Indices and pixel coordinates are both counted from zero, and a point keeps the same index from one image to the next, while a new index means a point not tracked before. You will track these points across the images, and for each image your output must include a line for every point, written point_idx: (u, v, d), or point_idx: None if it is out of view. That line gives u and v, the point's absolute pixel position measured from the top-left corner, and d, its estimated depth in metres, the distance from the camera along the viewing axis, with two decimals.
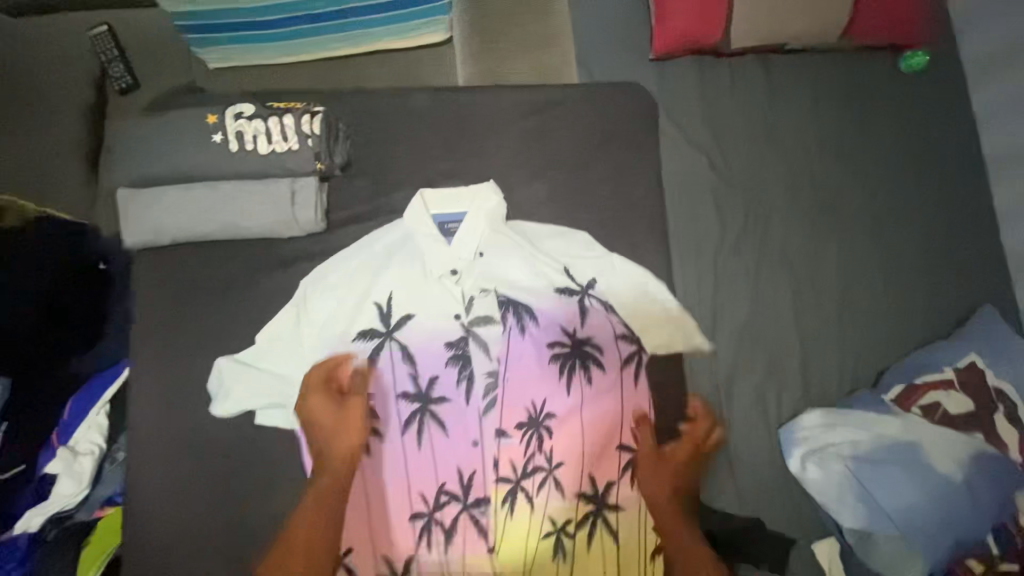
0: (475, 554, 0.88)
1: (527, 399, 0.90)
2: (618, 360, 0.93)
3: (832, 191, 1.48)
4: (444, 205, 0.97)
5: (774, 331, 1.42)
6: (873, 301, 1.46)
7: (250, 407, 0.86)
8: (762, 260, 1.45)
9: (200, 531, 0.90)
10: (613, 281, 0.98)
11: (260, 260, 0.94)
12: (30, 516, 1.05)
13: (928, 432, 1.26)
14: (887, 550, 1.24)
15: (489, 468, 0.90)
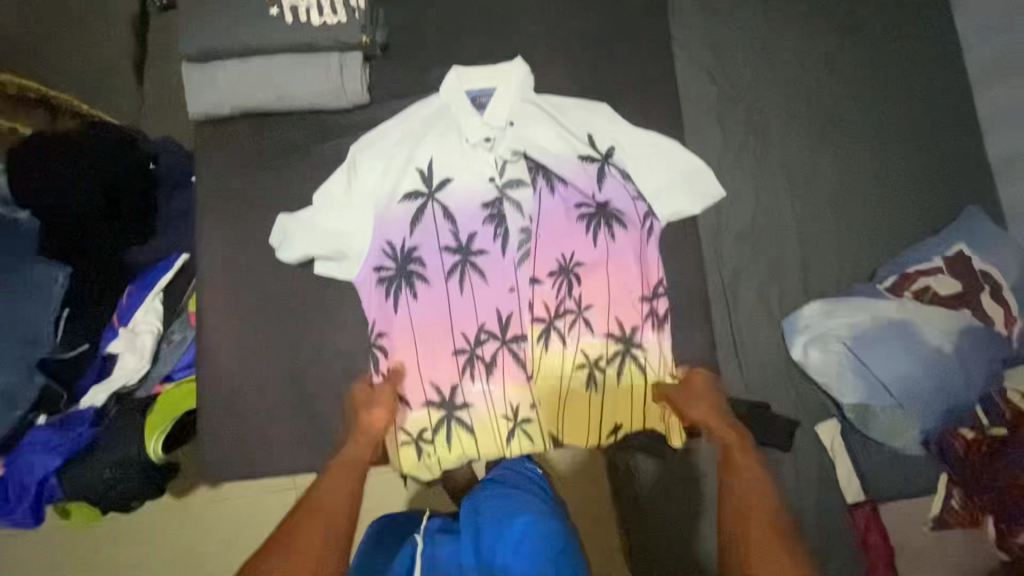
0: (514, 382, 1.01)
1: (558, 251, 1.03)
2: (636, 219, 1.05)
3: (829, 104, 1.40)
4: (474, 77, 1.04)
5: (775, 231, 1.36)
6: (867, 205, 1.38)
7: (313, 252, 0.97)
8: (763, 168, 1.38)
9: (267, 370, 1.00)
10: (633, 151, 1.06)
11: (308, 129, 1.02)
12: (95, 391, 1.14)
13: (922, 312, 1.29)
14: (883, 422, 1.27)
15: (526, 312, 1.02)
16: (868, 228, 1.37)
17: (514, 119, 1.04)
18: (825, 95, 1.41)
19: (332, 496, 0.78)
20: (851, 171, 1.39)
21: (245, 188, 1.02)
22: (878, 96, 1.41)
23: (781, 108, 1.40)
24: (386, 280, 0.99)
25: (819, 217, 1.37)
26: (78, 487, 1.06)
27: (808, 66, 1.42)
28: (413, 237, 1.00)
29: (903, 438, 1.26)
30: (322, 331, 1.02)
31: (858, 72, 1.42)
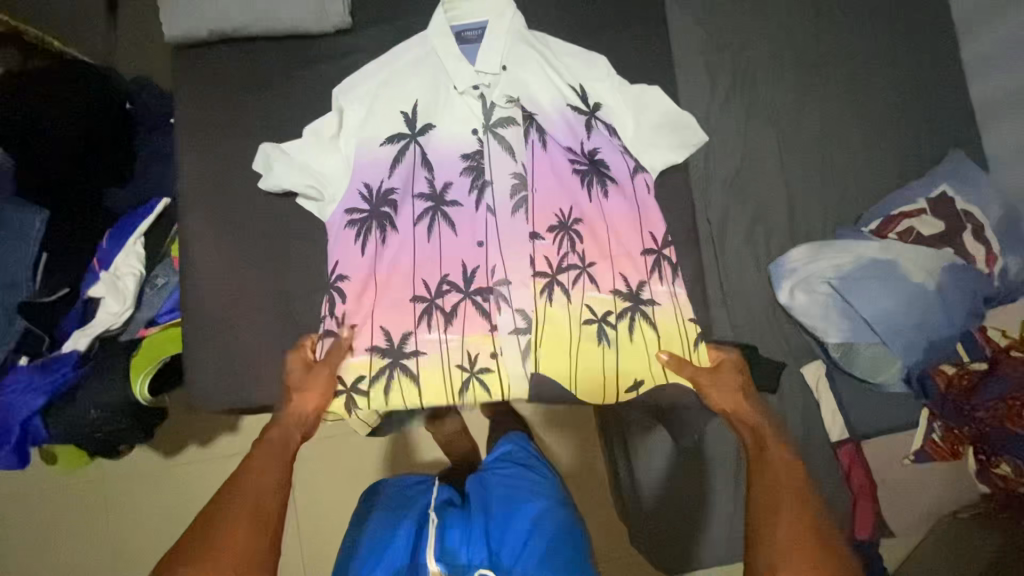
0: (474, 333, 0.93)
1: (555, 205, 0.95)
2: (625, 175, 0.97)
3: (816, 49, 1.40)
4: (462, 11, 0.96)
5: (762, 179, 1.36)
6: (855, 151, 1.38)
7: (293, 182, 0.90)
8: (751, 115, 1.37)
9: (238, 312, 0.95)
10: (631, 99, 0.97)
11: (288, 59, 0.97)
12: (77, 335, 1.10)
13: (906, 251, 1.29)
14: (866, 358, 1.28)
15: (511, 266, 0.95)
16: (852, 172, 1.38)
17: (507, 63, 0.96)
18: (812, 41, 1.40)
19: (254, 482, 0.74)
20: (837, 116, 1.39)
21: (227, 116, 0.97)
22: (867, 41, 1.40)
23: (769, 54, 1.39)
24: (357, 222, 0.93)
25: (804, 163, 1.37)
26: (62, 427, 1.04)
27: (796, 11, 1.41)
28: (391, 180, 0.94)
29: (884, 374, 1.27)
30: (308, 265, 0.96)
31: (845, 18, 1.41)
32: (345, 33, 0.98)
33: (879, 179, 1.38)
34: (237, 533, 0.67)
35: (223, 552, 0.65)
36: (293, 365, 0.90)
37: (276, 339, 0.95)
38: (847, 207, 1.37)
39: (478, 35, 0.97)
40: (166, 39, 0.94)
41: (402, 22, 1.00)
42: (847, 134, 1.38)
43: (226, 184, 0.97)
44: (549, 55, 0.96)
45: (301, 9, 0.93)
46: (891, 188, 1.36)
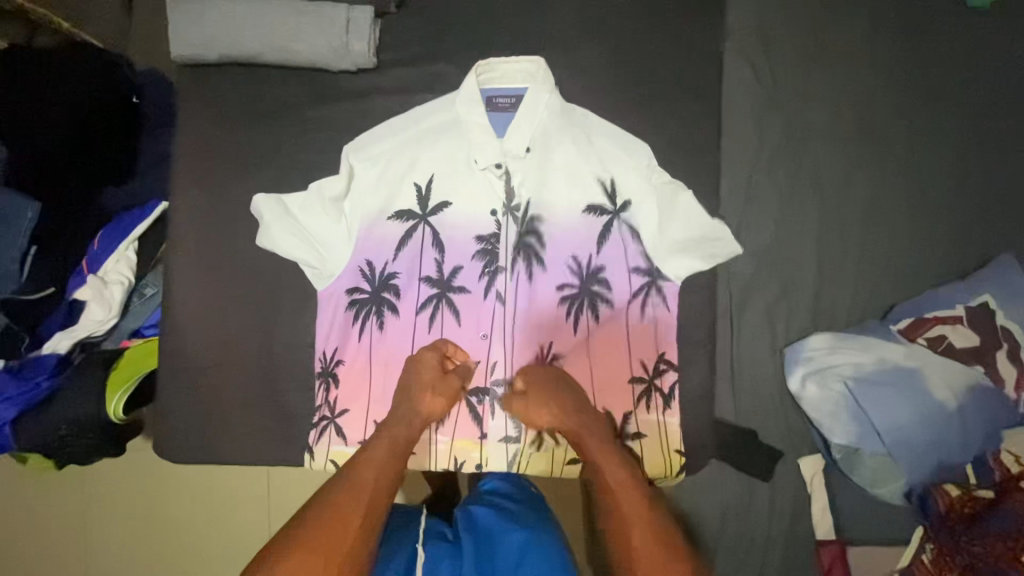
0: (464, 438, 0.88)
1: (546, 337, 0.89)
2: (628, 293, 0.90)
3: (883, 126, 1.25)
4: (494, 77, 0.90)
5: (797, 261, 1.24)
6: (908, 245, 1.24)
7: (284, 250, 0.84)
8: (798, 190, 1.25)
9: (220, 356, 0.88)
10: (662, 205, 0.89)
11: (304, 92, 0.89)
12: (58, 337, 1.06)
13: (930, 361, 1.12)
14: (867, 468, 1.12)
15: (514, 367, 0.89)
16: (896, 262, 1.23)
17: (534, 145, 0.90)
18: (878, 117, 1.25)
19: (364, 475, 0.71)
20: (890, 202, 1.24)
21: (228, 141, 0.89)
22: (939, 126, 1.25)
23: (828, 124, 1.25)
24: (357, 304, 0.87)
25: (846, 249, 1.24)
26: (32, 437, 1.00)
27: (866, 80, 1.26)
28: (396, 263, 0.88)
29: (885, 487, 1.12)
30: (289, 313, 0.88)
31: (921, 96, 1.26)
32: (369, 71, 0.90)
33: (927, 275, 1.23)
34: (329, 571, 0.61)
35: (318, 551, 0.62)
36: (425, 363, 0.82)
37: (255, 392, 0.88)
38: (882, 297, 1.23)
39: (509, 103, 0.90)
40: (174, 61, 0.86)
41: (431, 66, 0.91)
42: (900, 223, 1.24)
43: (217, 215, 0.88)
44: (581, 137, 0.90)
45: (320, 45, 0.85)
46: (930, 287, 1.20)
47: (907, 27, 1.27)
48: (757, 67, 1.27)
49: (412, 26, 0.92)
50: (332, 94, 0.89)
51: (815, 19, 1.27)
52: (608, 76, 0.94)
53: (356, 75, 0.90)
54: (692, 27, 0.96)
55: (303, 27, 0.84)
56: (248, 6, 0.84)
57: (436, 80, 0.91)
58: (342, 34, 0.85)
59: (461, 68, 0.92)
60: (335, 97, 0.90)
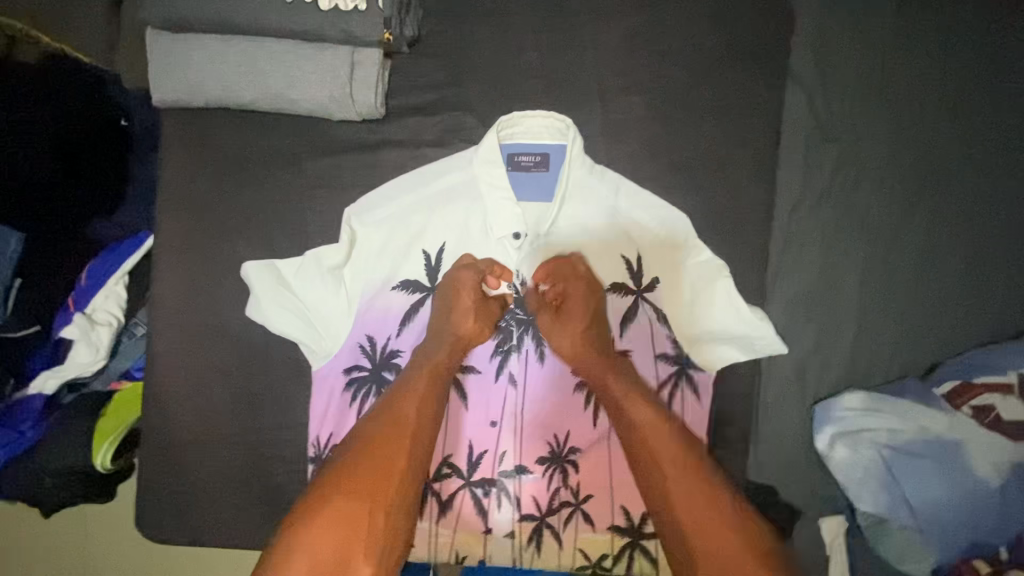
0: (467, 530, 0.82)
1: (555, 426, 0.82)
2: (653, 382, 0.82)
3: (968, 173, 1.02)
4: (517, 133, 0.80)
5: (841, 325, 1.02)
6: (984, 316, 1.01)
7: (276, 325, 0.78)
8: (853, 245, 1.03)
9: (208, 425, 0.83)
10: (696, 288, 0.81)
11: (305, 143, 0.83)
12: (45, 376, 0.98)
13: (978, 436, 0.89)
14: (893, 543, 0.90)
15: (524, 457, 0.81)
16: (952, 322, 1.01)
17: (558, 216, 0.82)
18: (941, 151, 1.03)
19: (410, 405, 0.69)
20: (948, 253, 1.02)
21: (222, 196, 0.83)
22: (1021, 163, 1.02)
23: (881, 161, 1.03)
24: (356, 383, 0.79)
25: (895, 307, 1.02)
26: (18, 489, 0.96)
27: (932, 104, 1.03)
28: (400, 339, 0.79)
29: (914, 567, 0.89)
30: (282, 383, 0.82)
31: (1002, 125, 1.02)
32: (376, 120, 0.83)
33: (988, 340, 1.01)
34: (365, 522, 0.62)
35: (351, 505, 0.62)
36: (465, 286, 0.77)
37: (246, 465, 0.83)
38: (928, 353, 1.01)
39: (532, 162, 0.81)
40: (154, 103, 0.80)
41: (449, 117, 0.84)
42: (968, 282, 1.01)
43: (207, 275, 0.83)
44: (608, 204, 0.82)
45: (321, 95, 0.77)
46: (983, 347, 0.97)
47: (992, 37, 1.03)
48: (806, 85, 1.05)
49: (428, 70, 0.84)
50: (338, 145, 0.83)
51: (880, 27, 1.04)
52: (645, 132, 0.85)
53: (360, 124, 0.83)
54: (743, 75, 0.86)
55: (302, 74, 0.76)
56: (237, 46, 0.77)
57: (454, 132, 0.83)
58: (346, 83, 0.77)
59: (484, 120, 0.84)
60: (340, 149, 0.83)
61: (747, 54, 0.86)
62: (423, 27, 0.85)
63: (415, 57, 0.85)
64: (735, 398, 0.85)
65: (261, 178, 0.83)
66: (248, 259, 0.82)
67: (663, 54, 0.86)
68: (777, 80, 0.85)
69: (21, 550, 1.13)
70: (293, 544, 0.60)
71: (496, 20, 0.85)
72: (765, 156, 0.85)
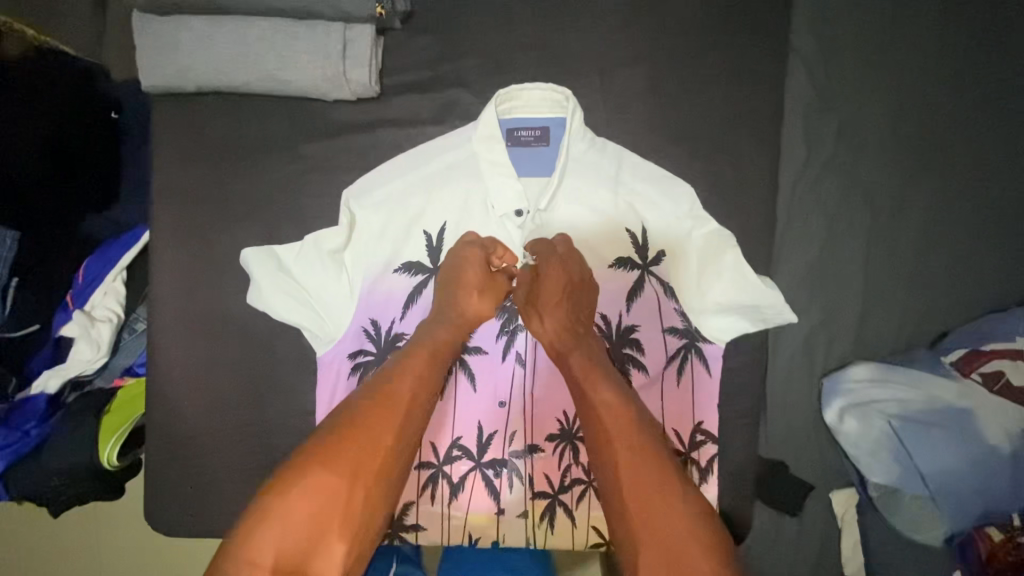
0: (478, 511, 0.81)
1: (565, 404, 0.81)
2: (661, 356, 0.81)
3: (974, 136, 1.00)
4: (516, 108, 0.79)
5: (849, 295, 1.01)
6: (993, 281, 1.00)
7: (277, 312, 0.77)
8: (859, 213, 1.01)
9: (213, 416, 0.82)
10: (703, 260, 0.80)
11: (300, 126, 0.81)
12: (47, 375, 0.97)
13: (989, 401, 0.88)
14: (906, 514, 0.90)
15: (534, 436, 0.81)
16: (960, 288, 1.00)
17: (559, 190, 0.81)
18: (945, 115, 1.01)
19: (406, 380, 0.67)
20: (956, 218, 1.00)
21: (216, 184, 0.81)
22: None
23: (885, 127, 1.01)
24: (362, 368, 0.78)
25: (902, 275, 1.00)
26: (25, 489, 0.94)
27: (936, 68, 1.01)
28: (405, 322, 0.78)
29: (927, 537, 0.88)
30: (286, 370, 0.81)
31: (1008, 87, 1.00)
32: (371, 101, 0.82)
33: (997, 306, 1.00)
34: (342, 498, 0.59)
35: (330, 478, 0.59)
36: (470, 260, 0.76)
37: (253, 454, 0.82)
38: (937, 320, 1.00)
39: (532, 137, 0.79)
40: (144, 90, 0.79)
41: (445, 94, 0.82)
42: (976, 248, 1.00)
43: (204, 265, 0.82)
44: (610, 177, 0.81)
45: (314, 75, 0.76)
46: (993, 313, 0.96)
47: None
48: (807, 51, 1.03)
49: (422, 47, 0.83)
50: (333, 127, 0.81)
51: None
52: (646, 103, 0.83)
53: (354, 104, 0.82)
54: (745, 41, 0.84)
55: (293, 54, 0.75)
56: (226, 27, 0.75)
57: (450, 110, 0.82)
58: (339, 62, 0.75)
59: (482, 96, 0.82)
60: (336, 131, 0.81)
61: (748, 20, 0.84)
62: (416, 3, 0.83)
63: (409, 35, 0.83)
64: (745, 370, 0.83)
65: (256, 163, 0.81)
66: (246, 247, 0.80)
67: (662, 21, 0.84)
68: (779, 45, 0.84)
69: (27, 552, 1.11)
70: (264, 515, 0.57)
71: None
72: (768, 124, 0.84)
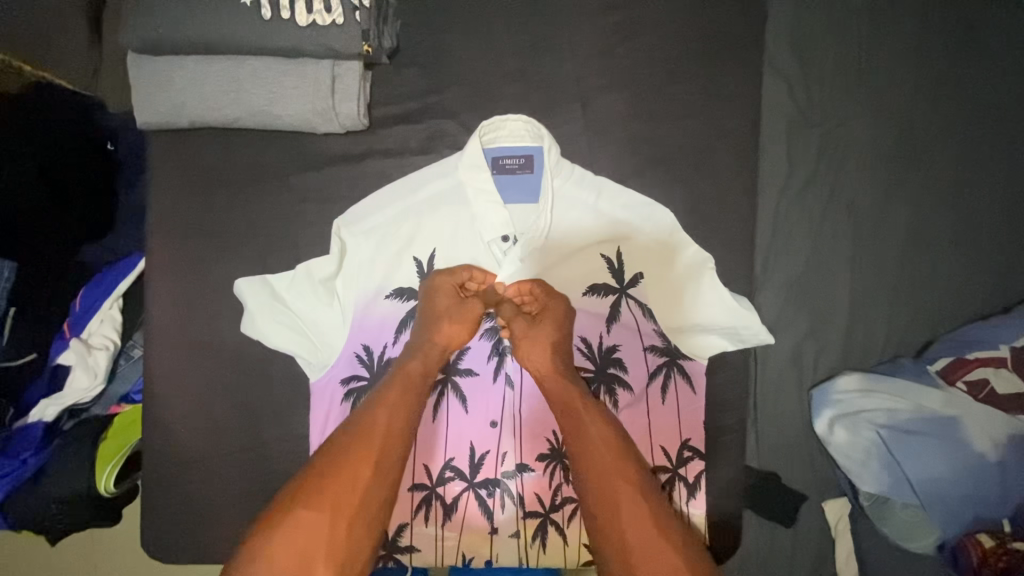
0: (473, 531, 0.82)
1: (552, 424, 0.82)
2: (645, 374, 0.83)
3: (946, 152, 1.04)
4: (500, 137, 0.81)
5: (832, 309, 1.03)
6: (972, 291, 1.02)
7: (272, 340, 0.79)
8: (838, 228, 1.04)
9: (210, 442, 0.83)
10: (683, 280, 0.83)
11: (292, 158, 0.84)
12: (43, 405, 0.98)
13: (976, 410, 0.90)
14: (897, 521, 0.92)
15: (526, 455, 0.82)
16: (941, 299, 1.02)
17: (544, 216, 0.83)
18: (919, 132, 1.04)
19: (383, 412, 0.69)
20: (932, 232, 1.03)
21: (211, 215, 0.83)
22: (998, 140, 1.04)
23: (861, 145, 1.04)
24: (355, 393, 0.79)
25: (884, 288, 1.03)
26: (21, 518, 0.95)
27: (907, 87, 1.05)
28: (397, 347, 0.80)
29: (919, 544, 0.90)
30: (281, 396, 0.83)
31: (976, 104, 1.04)
32: (360, 132, 0.84)
33: (977, 316, 1.02)
34: (327, 532, 0.61)
35: (314, 515, 0.62)
36: (441, 291, 0.77)
37: (251, 477, 0.84)
38: (920, 332, 1.02)
39: (517, 165, 0.82)
40: (139, 126, 0.80)
41: (432, 125, 0.85)
42: (954, 260, 1.03)
43: (199, 295, 0.83)
44: (591, 202, 0.84)
45: (304, 110, 0.78)
46: (972, 323, 0.99)
47: (961, 18, 1.05)
48: (784, 73, 1.06)
49: (409, 79, 0.85)
50: (324, 158, 0.84)
51: (852, 13, 1.06)
52: (627, 129, 0.86)
53: (343, 136, 0.84)
54: (720, 68, 0.87)
55: (284, 91, 0.78)
56: (220, 66, 0.77)
57: (437, 139, 0.84)
58: (328, 96, 0.78)
59: (467, 126, 0.85)
60: (326, 162, 0.84)
61: (722, 48, 0.87)
62: (401, 37, 0.86)
63: (396, 69, 0.86)
64: (731, 386, 0.85)
65: (250, 195, 0.83)
66: (240, 276, 0.82)
67: (640, 51, 0.87)
68: (752, 72, 0.87)
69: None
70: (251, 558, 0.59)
71: (474, 26, 0.86)
72: (745, 146, 0.87)
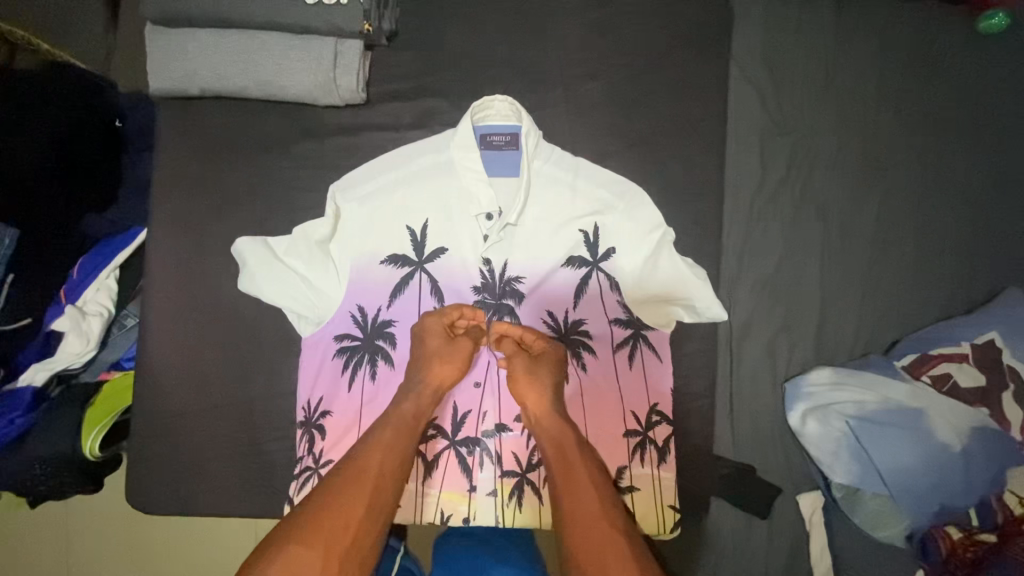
0: (452, 489, 0.85)
1: None
2: (617, 344, 0.88)
3: (901, 154, 1.12)
4: (489, 116, 0.87)
5: (801, 295, 1.07)
6: (929, 285, 1.08)
7: (272, 296, 0.84)
8: (805, 219, 1.09)
9: (198, 390, 0.87)
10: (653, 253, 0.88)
11: (292, 128, 0.90)
12: (35, 369, 0.99)
13: (935, 401, 0.95)
14: (866, 511, 0.94)
15: (507, 416, 0.86)
16: (905, 293, 1.08)
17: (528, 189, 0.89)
18: (881, 139, 1.12)
19: (378, 451, 0.69)
20: (889, 226, 1.10)
21: (212, 177, 0.89)
22: (951, 150, 1.12)
23: (828, 144, 1.12)
24: (347, 351, 0.83)
25: (848, 277, 1.08)
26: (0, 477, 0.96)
27: (865, 95, 1.13)
28: (391, 310, 0.84)
29: (887, 534, 0.93)
30: (272, 348, 0.87)
31: (926, 114, 1.13)
32: (357, 106, 0.91)
33: (933, 308, 1.07)
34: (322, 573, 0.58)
35: (309, 547, 0.59)
36: (431, 331, 0.79)
37: (237, 424, 0.87)
38: (883, 321, 1.07)
39: (503, 142, 0.88)
40: (152, 94, 0.87)
41: (425, 102, 0.91)
42: (911, 254, 1.09)
43: (196, 251, 0.88)
44: (571, 179, 0.89)
45: (306, 81, 0.85)
46: (929, 323, 1.05)
47: (912, 38, 1.15)
48: (756, 72, 1.14)
49: (404, 60, 0.93)
50: (321, 130, 0.90)
51: (816, 27, 1.15)
52: (605, 114, 0.93)
53: (342, 109, 0.91)
54: (690, 62, 0.95)
55: (288, 63, 0.84)
56: (231, 40, 0.85)
57: (430, 116, 0.91)
58: (331, 70, 0.85)
59: (459, 105, 0.92)
60: (324, 132, 0.90)
61: (694, 47, 0.95)
62: (399, 24, 0.93)
63: (393, 51, 0.93)
64: None
65: (250, 160, 0.89)
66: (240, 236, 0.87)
67: (616, 44, 0.95)
68: (717, 66, 0.95)
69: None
70: None
71: (466, 17, 0.94)
72: (713, 133, 0.94)
